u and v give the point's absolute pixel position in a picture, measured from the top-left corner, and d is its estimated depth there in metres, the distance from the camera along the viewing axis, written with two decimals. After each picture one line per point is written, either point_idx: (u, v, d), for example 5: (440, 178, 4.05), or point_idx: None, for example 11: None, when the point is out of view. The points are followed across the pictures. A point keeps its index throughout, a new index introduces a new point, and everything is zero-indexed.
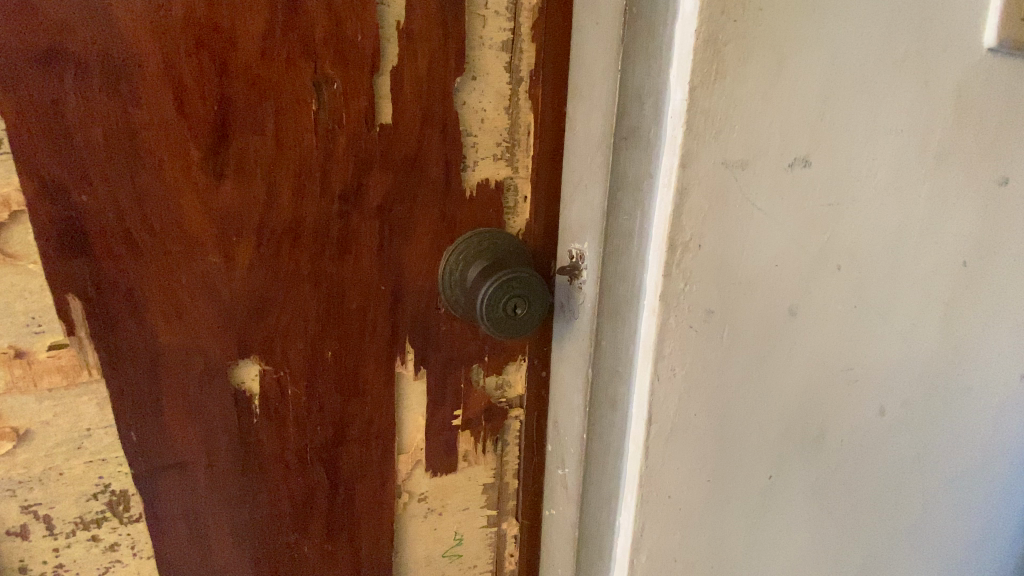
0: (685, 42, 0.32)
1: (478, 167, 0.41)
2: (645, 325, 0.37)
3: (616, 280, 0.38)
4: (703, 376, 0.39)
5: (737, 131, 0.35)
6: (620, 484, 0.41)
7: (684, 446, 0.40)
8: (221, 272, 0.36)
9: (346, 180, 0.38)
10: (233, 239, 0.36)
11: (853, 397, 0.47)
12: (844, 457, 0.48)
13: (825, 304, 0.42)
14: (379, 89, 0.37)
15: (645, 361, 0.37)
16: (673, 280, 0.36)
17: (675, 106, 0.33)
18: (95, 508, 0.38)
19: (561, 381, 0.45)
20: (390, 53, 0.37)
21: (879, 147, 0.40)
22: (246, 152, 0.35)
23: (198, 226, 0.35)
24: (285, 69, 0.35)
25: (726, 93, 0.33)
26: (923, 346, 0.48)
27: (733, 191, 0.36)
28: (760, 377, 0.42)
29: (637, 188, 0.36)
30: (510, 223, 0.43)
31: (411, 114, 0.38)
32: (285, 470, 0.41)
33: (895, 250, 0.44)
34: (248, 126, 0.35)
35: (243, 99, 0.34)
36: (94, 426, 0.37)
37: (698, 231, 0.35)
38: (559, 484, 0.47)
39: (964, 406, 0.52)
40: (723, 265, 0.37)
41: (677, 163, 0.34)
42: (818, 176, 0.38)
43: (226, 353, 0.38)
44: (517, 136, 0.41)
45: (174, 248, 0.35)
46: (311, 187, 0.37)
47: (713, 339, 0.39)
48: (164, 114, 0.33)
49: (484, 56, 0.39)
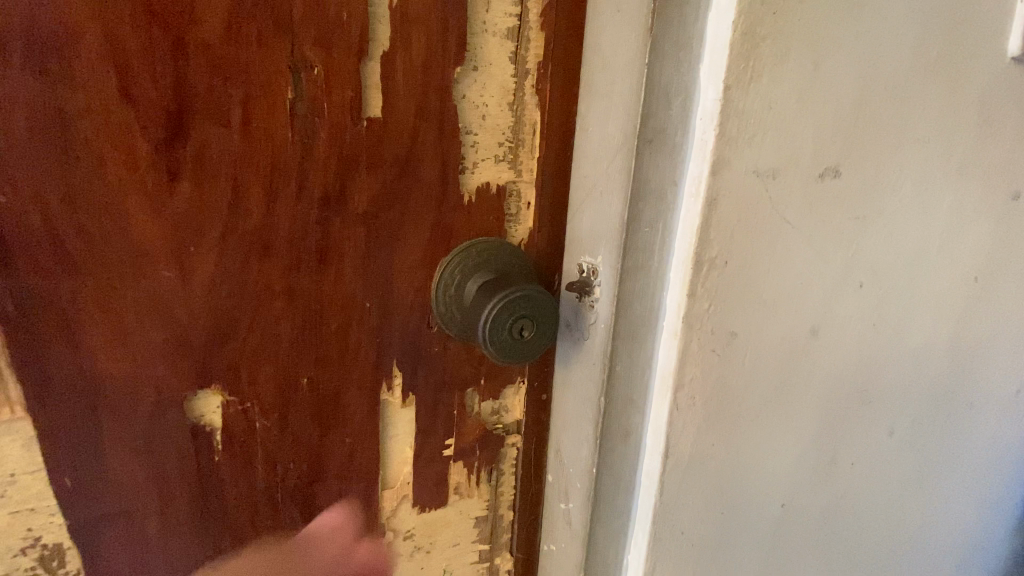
0: (719, 36, 0.29)
1: (478, 170, 0.36)
2: (664, 349, 0.33)
3: (633, 299, 0.35)
4: (722, 404, 0.36)
5: (770, 137, 0.31)
6: (629, 523, 0.38)
7: (699, 478, 0.37)
8: (175, 288, 0.31)
9: (327, 181, 0.33)
10: (191, 250, 0.31)
11: (867, 420, 0.44)
12: (853, 482, 0.46)
13: (846, 324, 0.40)
14: (367, 77, 0.32)
15: (663, 389, 0.34)
16: (697, 301, 0.32)
17: (706, 106, 0.29)
18: (24, 565, 0.32)
19: (565, 406, 0.41)
20: (381, 36, 0.32)
21: (907, 157, 0.38)
22: (207, 145, 0.30)
23: (146, 234, 0.30)
24: (256, 49, 0.29)
25: (762, 95, 0.30)
26: (933, 365, 0.46)
27: (763, 202, 0.32)
28: (778, 403, 0.39)
29: (659, 198, 0.33)
30: (511, 231, 0.38)
31: (404, 107, 0.33)
32: (252, 513, 0.36)
33: (914, 266, 0.42)
34: (210, 116, 0.29)
35: (205, 82, 0.29)
36: (19, 471, 0.30)
37: (725, 246, 0.32)
38: (561, 519, 0.43)
39: (968, 425, 0.51)
40: (749, 285, 0.34)
41: (707, 170, 0.30)
42: (847, 188, 0.36)
43: (182, 383, 0.33)
44: (522, 136, 0.37)
45: (117, 261, 0.30)
46: (286, 189, 0.32)
47: (734, 364, 0.35)
48: (107, 99, 0.28)
49: (487, 44, 0.34)
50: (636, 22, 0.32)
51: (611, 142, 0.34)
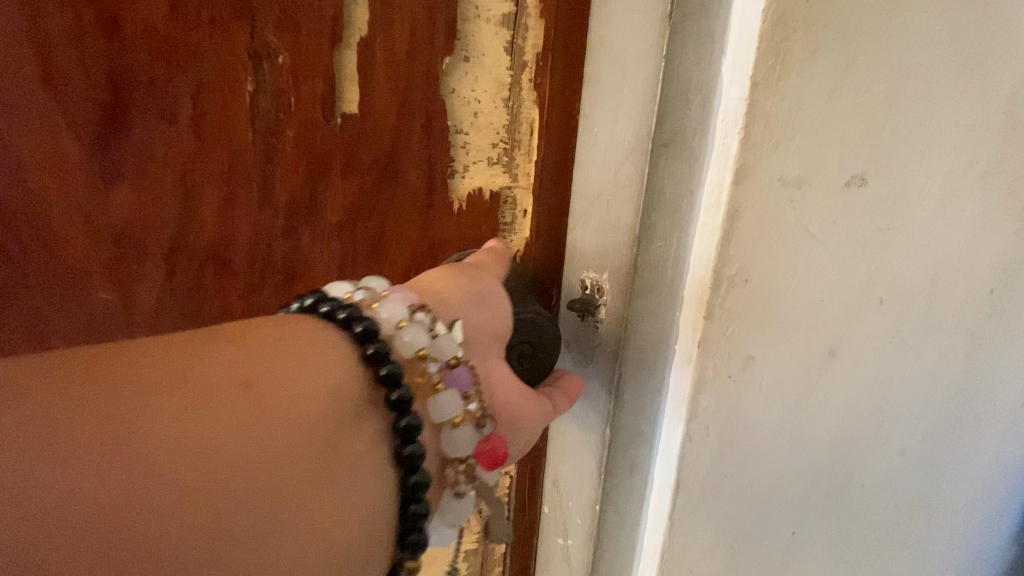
0: (747, 25, 0.25)
1: (469, 174, 0.33)
2: (676, 377, 0.30)
3: (643, 320, 0.31)
4: (737, 432, 0.33)
5: (798, 141, 0.28)
6: (636, 560, 0.35)
7: (711, 511, 0.34)
8: (115, 312, 0.28)
9: (296, 187, 0.30)
10: (133, 268, 0.28)
11: (880, 439, 0.42)
12: (864, 503, 0.43)
13: (865, 342, 0.37)
14: (342, 69, 0.29)
15: (675, 420, 0.31)
16: (715, 323, 0.29)
17: (729, 107, 0.26)
18: None
19: (560, 432, 0.37)
20: (357, 22, 0.28)
21: (934, 163, 0.35)
22: (151, 146, 0.26)
23: (74, 251, 0.26)
24: (210, 33, 0.26)
25: (791, 95, 0.27)
26: (946, 380, 0.44)
27: (787, 214, 0.29)
28: (794, 427, 0.36)
29: (675, 209, 0.29)
30: (506, 240, 0.35)
31: (384, 103, 0.30)
32: None
33: (934, 278, 0.39)
34: (157, 112, 0.26)
35: (147, 72, 0.25)
36: None
37: (747, 263, 0.29)
38: (560, 554, 0.39)
39: (974, 438, 0.49)
40: (770, 305, 0.31)
41: (730, 178, 0.27)
42: (874, 196, 0.33)
43: None
44: (517, 136, 0.34)
45: (46, 284, 0.27)
46: (248, 196, 0.29)
47: (753, 389, 0.32)
48: (25, 93, 0.24)
49: (480, 34, 0.31)
50: (648, 11, 0.28)
51: (618, 145, 0.31)
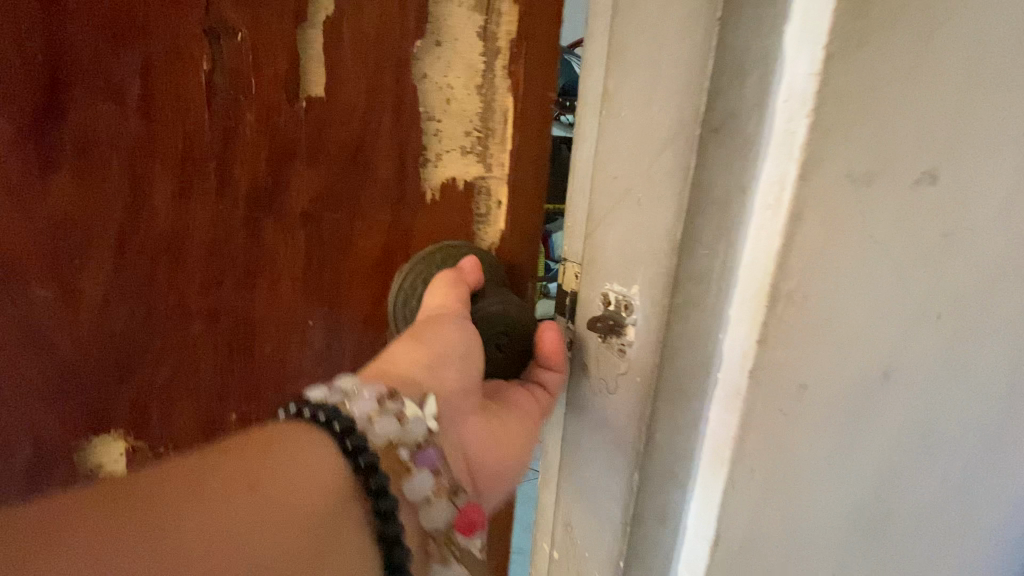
0: None
1: (442, 163, 0.33)
2: (720, 411, 0.25)
3: (682, 346, 0.25)
4: (785, 472, 0.28)
5: (872, 128, 0.23)
6: None
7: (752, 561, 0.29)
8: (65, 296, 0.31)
9: (258, 173, 0.31)
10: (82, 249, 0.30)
11: (927, 471, 0.37)
12: (904, 541, 0.38)
13: (919, 362, 0.32)
14: (307, 54, 0.30)
15: (717, 462, 0.26)
16: (770, 348, 0.24)
17: (794, 84, 0.21)
18: None
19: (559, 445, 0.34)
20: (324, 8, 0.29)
21: (1001, 157, 0.30)
22: (93, 129, 0.28)
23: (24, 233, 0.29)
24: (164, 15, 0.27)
25: (867, 70, 0.22)
26: (996, 400, 0.39)
27: (854, 214, 0.24)
28: (841, 463, 0.31)
29: (724, 210, 0.23)
30: (482, 234, 0.35)
31: (353, 90, 0.30)
32: None
33: (994, 287, 0.34)
34: (99, 93, 0.28)
35: (89, 56, 0.27)
36: None
37: (808, 275, 0.24)
38: None
39: (1014, 460, 0.44)
40: (825, 331, 0.26)
41: (795, 171, 0.22)
42: (941, 195, 0.28)
43: (76, 402, 0.33)
44: (492, 125, 0.33)
45: (8, 265, 0.30)
46: (205, 181, 0.30)
47: (804, 421, 0.27)
48: None
49: (453, 17, 0.31)
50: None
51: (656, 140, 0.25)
